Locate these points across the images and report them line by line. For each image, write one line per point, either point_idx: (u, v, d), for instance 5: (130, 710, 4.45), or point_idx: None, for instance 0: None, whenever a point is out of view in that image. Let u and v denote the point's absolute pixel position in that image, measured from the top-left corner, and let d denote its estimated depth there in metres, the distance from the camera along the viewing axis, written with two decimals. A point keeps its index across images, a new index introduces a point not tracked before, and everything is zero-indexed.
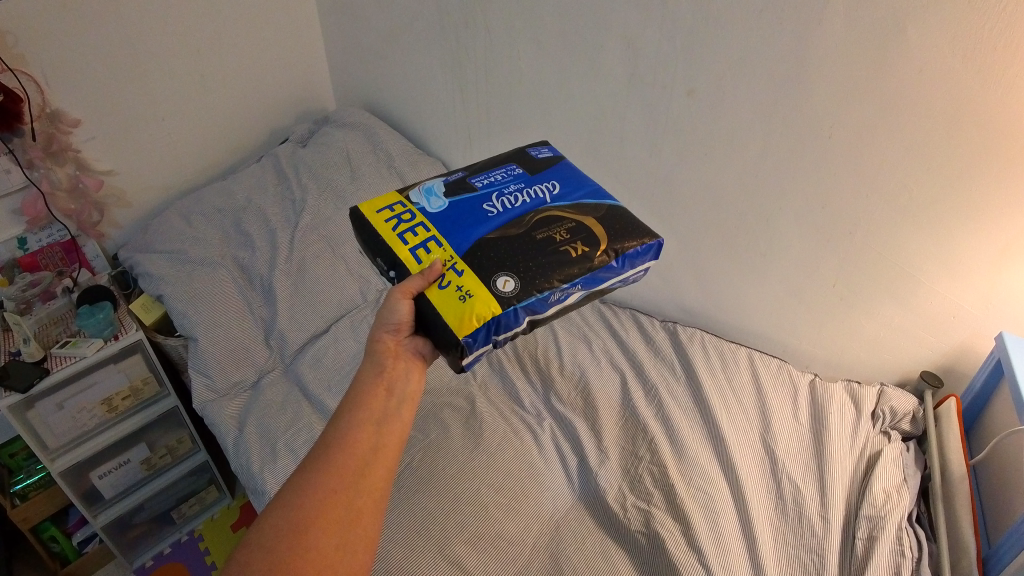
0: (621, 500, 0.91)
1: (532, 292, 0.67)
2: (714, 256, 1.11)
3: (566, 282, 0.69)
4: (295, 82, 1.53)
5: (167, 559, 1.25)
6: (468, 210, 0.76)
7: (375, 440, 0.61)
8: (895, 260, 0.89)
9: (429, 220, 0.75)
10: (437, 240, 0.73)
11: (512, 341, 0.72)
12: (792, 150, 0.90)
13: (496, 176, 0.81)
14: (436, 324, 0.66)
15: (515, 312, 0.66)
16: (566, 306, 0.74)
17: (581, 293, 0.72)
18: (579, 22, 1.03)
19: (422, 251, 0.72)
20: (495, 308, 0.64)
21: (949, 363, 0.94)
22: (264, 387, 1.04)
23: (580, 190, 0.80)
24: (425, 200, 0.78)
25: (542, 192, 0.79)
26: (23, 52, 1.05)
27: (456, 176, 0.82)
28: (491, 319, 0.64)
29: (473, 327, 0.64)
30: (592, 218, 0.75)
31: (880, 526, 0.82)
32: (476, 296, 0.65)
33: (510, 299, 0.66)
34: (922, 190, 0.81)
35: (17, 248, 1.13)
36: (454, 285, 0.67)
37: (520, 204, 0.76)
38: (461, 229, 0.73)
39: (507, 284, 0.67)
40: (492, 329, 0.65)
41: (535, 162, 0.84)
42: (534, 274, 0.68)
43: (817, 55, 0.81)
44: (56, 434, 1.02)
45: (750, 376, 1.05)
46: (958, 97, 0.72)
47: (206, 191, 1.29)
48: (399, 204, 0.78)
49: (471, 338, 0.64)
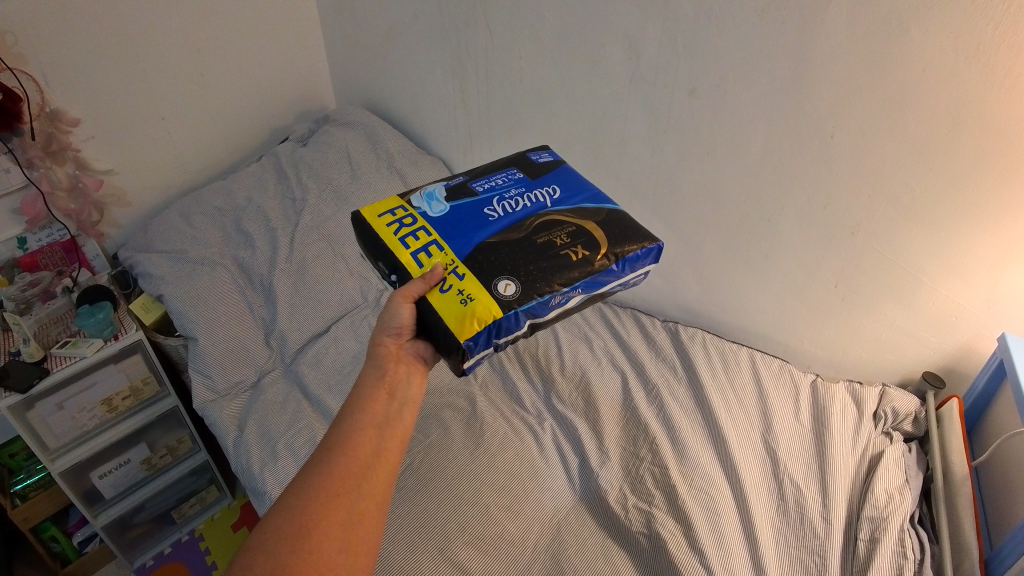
0: (622, 501, 0.91)
1: (532, 296, 0.67)
2: (715, 255, 1.11)
3: (566, 286, 0.69)
4: (295, 81, 1.53)
5: (168, 559, 1.25)
6: (468, 214, 0.75)
7: (378, 444, 0.61)
8: (898, 260, 0.88)
9: (430, 224, 0.75)
10: (438, 244, 0.73)
11: (513, 344, 0.72)
12: (795, 149, 0.90)
13: (496, 180, 0.81)
14: (437, 327, 0.66)
15: (515, 315, 0.66)
16: (566, 309, 0.73)
17: (581, 296, 0.72)
18: (580, 21, 1.03)
19: (422, 255, 0.72)
20: (495, 312, 0.64)
21: (951, 363, 0.94)
22: (264, 387, 1.04)
23: (580, 194, 0.79)
24: (426, 204, 0.78)
25: (542, 197, 0.78)
26: (22, 51, 1.05)
27: (457, 181, 0.82)
28: (492, 322, 0.64)
29: (474, 330, 0.64)
30: (592, 222, 0.75)
31: (882, 528, 0.82)
32: (477, 300, 0.65)
33: (510, 302, 0.66)
34: (925, 190, 0.81)
35: (17, 248, 1.13)
36: (455, 289, 0.67)
37: (520, 208, 0.76)
38: (461, 233, 0.73)
39: (507, 287, 0.67)
40: (493, 333, 0.65)
41: (535, 166, 0.84)
42: (535, 278, 0.68)
43: (819, 54, 0.80)
44: (56, 434, 1.01)
45: (751, 376, 1.05)
46: (962, 98, 0.72)
47: (205, 191, 1.29)
48: (399, 208, 0.78)
49: (472, 342, 0.64)
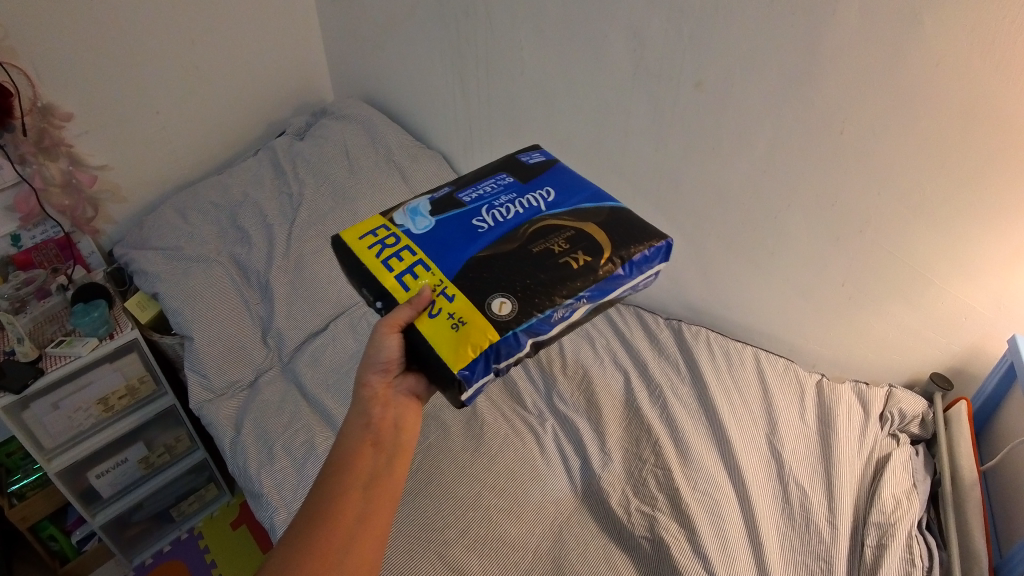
0: (626, 504, 0.90)
1: (532, 313, 0.64)
2: (720, 253, 1.08)
3: (568, 298, 0.66)
4: (293, 73, 1.50)
5: (167, 556, 1.24)
6: (458, 228, 0.73)
7: (363, 507, 0.60)
8: (908, 261, 0.86)
9: (415, 242, 0.73)
10: (425, 264, 0.70)
11: (515, 366, 0.68)
12: (803, 146, 0.87)
13: (485, 188, 0.79)
14: (430, 357, 0.63)
15: (515, 336, 0.63)
16: (572, 322, 0.71)
17: (587, 306, 0.69)
18: (581, 11, 1.00)
19: (409, 277, 0.69)
20: (492, 335, 0.62)
21: (959, 364, 0.92)
22: (261, 386, 1.03)
23: (577, 196, 0.77)
24: (410, 221, 0.75)
25: (536, 201, 0.76)
26: (12, 45, 1.03)
27: (443, 191, 0.80)
28: (488, 346, 0.62)
29: (469, 358, 0.61)
30: (593, 224, 0.73)
31: (890, 533, 0.81)
32: (471, 324, 0.63)
33: (508, 323, 0.63)
34: (937, 187, 0.78)
35: (11, 245, 1.12)
36: (446, 312, 0.65)
37: (512, 217, 0.74)
38: (450, 250, 0.70)
39: (504, 306, 0.64)
40: (491, 357, 0.62)
41: (527, 169, 0.82)
42: (532, 293, 0.65)
43: (828, 47, 0.77)
44: (51, 434, 1.00)
45: (756, 377, 1.03)
46: (975, 93, 0.69)
47: (201, 186, 1.26)
48: (382, 228, 0.76)
49: (468, 370, 0.61)
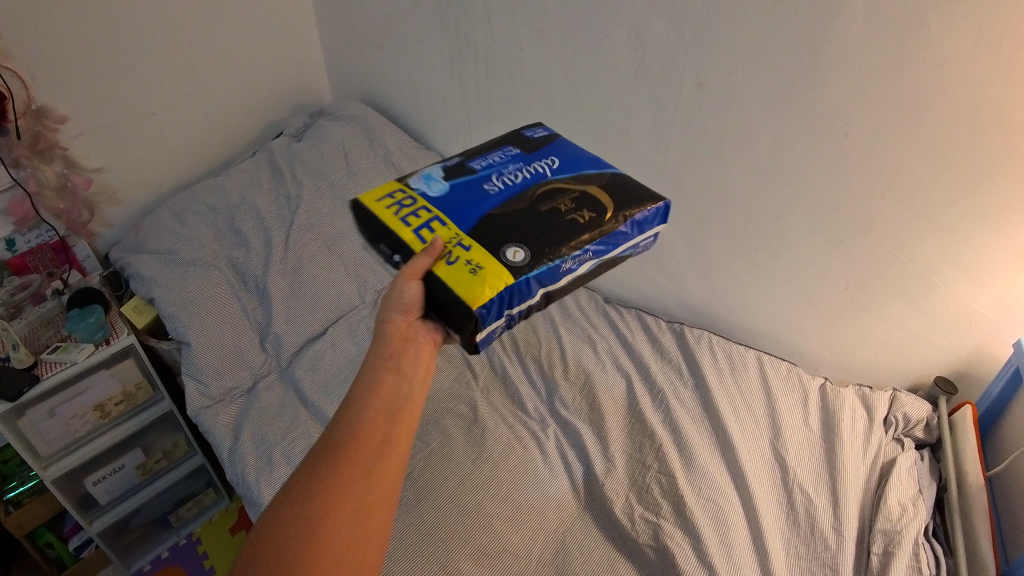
0: (629, 511, 0.88)
1: (543, 260, 0.63)
2: (722, 256, 1.07)
3: (577, 249, 0.65)
4: (290, 73, 1.49)
5: (166, 562, 1.24)
6: (469, 190, 0.72)
7: (387, 430, 0.58)
8: (915, 264, 0.84)
9: (430, 203, 0.71)
10: (439, 219, 0.69)
11: (523, 319, 0.67)
12: (807, 149, 0.86)
13: (494, 158, 0.78)
14: (446, 301, 0.62)
15: (528, 282, 0.62)
16: (578, 279, 0.70)
17: (593, 262, 0.68)
18: (582, 11, 0.98)
19: (424, 232, 0.68)
20: (508, 279, 0.61)
21: (963, 368, 0.90)
22: (258, 392, 1.02)
23: (582, 162, 0.76)
24: (423, 185, 0.74)
25: (543, 167, 0.75)
26: (5, 46, 1.02)
27: (454, 161, 0.79)
28: (504, 290, 0.61)
29: (486, 297, 0.60)
30: (597, 186, 0.72)
31: (896, 542, 0.80)
32: (487, 269, 0.62)
33: (522, 268, 0.62)
34: (944, 191, 0.77)
35: (5, 249, 1.10)
36: (463, 260, 0.63)
37: (520, 179, 0.73)
38: (461, 209, 0.69)
39: (517, 254, 0.63)
40: (505, 302, 0.61)
41: (532, 141, 0.81)
42: (543, 243, 0.64)
43: (834, 49, 0.76)
44: (47, 442, 1.00)
45: (759, 381, 1.01)
46: (983, 95, 0.68)
47: (198, 188, 1.25)
48: (398, 190, 0.74)
49: (485, 310, 0.60)
